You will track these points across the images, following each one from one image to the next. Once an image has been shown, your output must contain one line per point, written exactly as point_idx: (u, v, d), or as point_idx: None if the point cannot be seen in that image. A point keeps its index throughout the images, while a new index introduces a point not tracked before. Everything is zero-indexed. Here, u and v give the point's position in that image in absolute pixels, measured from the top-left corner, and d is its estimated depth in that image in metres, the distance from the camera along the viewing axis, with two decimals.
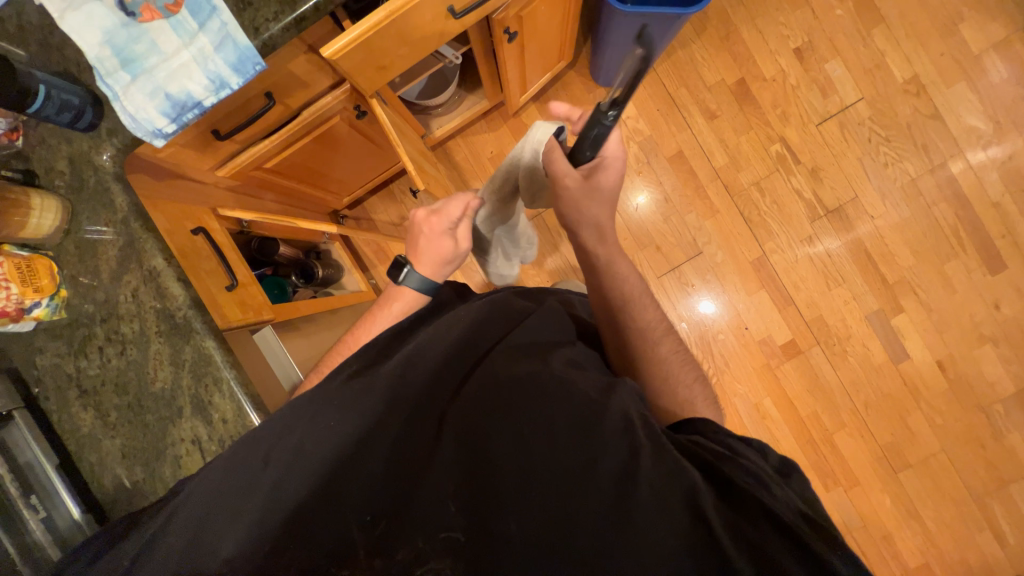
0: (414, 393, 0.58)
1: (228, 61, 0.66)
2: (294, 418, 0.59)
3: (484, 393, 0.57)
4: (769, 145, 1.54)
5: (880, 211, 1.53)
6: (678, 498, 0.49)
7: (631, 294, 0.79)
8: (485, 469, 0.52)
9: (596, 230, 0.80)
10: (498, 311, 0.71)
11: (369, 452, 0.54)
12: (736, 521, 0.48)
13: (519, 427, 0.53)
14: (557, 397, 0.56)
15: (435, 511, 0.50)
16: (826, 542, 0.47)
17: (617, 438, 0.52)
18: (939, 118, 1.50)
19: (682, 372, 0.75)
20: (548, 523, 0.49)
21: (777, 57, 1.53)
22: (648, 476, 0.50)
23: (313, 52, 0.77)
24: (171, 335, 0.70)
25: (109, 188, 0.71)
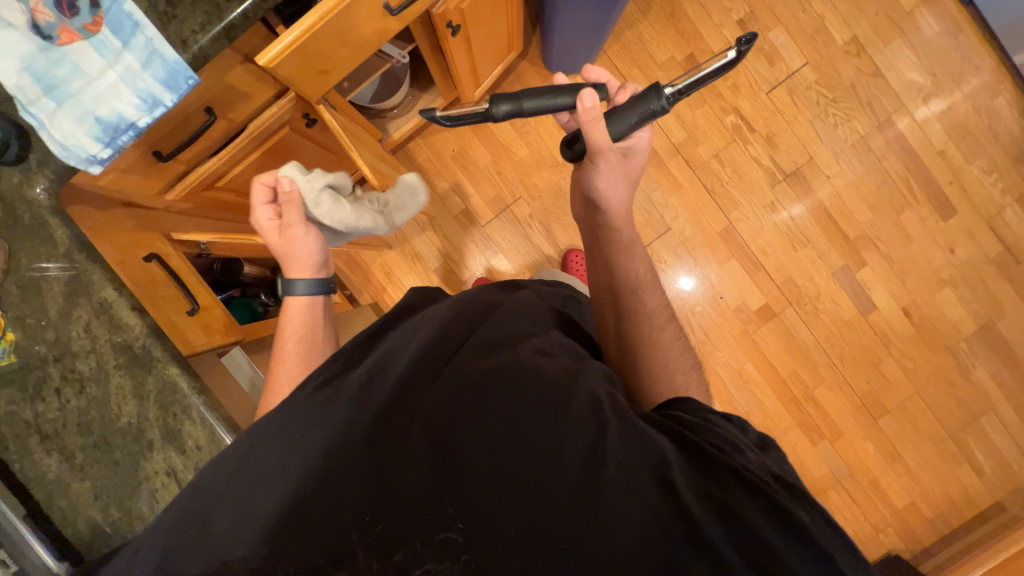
0: (384, 395, 0.58)
1: (158, 78, 0.64)
2: (264, 433, 0.57)
3: (454, 389, 0.57)
4: (724, 116, 1.57)
5: (835, 170, 1.58)
6: (648, 472, 0.50)
7: (638, 280, 0.83)
8: (458, 464, 0.52)
9: (621, 215, 0.84)
10: (467, 307, 0.70)
11: (343, 460, 0.53)
12: (709, 489, 0.50)
13: (490, 419, 0.54)
14: (524, 385, 0.57)
15: (412, 509, 0.50)
16: (794, 496, 0.50)
17: (585, 419, 0.54)
18: (880, 76, 1.56)
19: (680, 359, 0.78)
20: (525, 508, 0.50)
21: (722, 29, 1.56)
22: (617, 451, 0.51)
23: (249, 61, 0.75)
24: (131, 367, 0.68)
25: (47, 223, 0.68)
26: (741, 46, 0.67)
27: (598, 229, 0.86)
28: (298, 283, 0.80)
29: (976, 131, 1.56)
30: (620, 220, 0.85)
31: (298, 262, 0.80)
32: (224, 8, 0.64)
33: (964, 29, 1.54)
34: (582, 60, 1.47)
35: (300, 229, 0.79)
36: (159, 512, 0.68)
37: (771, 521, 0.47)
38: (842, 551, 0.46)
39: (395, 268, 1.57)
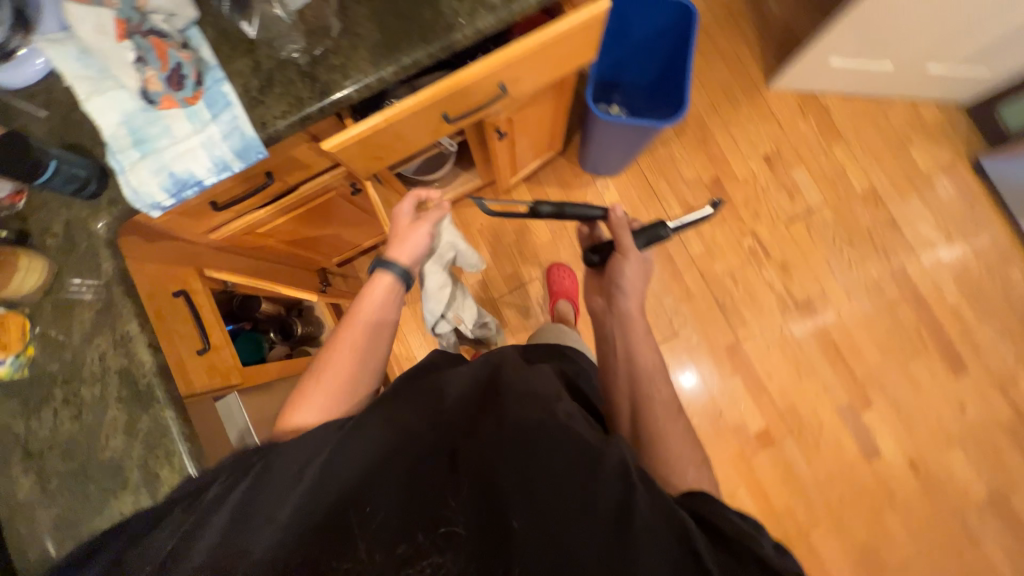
0: (421, 426, 0.60)
1: (233, 148, 0.72)
2: (310, 443, 0.61)
3: (489, 432, 0.59)
4: (742, 238, 1.64)
5: (847, 307, 1.60)
6: (668, 540, 0.51)
7: (652, 368, 0.86)
8: (487, 507, 0.54)
9: (638, 304, 0.95)
10: (506, 363, 0.74)
11: (374, 483, 0.56)
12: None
13: (518, 466, 0.56)
14: (558, 437, 0.58)
15: (431, 533, 0.53)
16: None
17: (614, 481, 0.54)
18: (896, 226, 1.63)
19: (682, 448, 0.76)
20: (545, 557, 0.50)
21: (748, 160, 1.67)
22: (641, 519, 0.51)
23: (315, 141, 0.84)
24: (131, 402, 0.70)
25: (98, 253, 0.73)
26: (716, 206, 1.03)
27: (617, 316, 0.94)
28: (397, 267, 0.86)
29: (990, 294, 1.59)
30: (637, 317, 0.93)
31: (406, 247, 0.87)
32: (305, 102, 0.73)
33: (980, 198, 1.63)
34: (614, 166, 1.58)
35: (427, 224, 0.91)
36: None
37: None
38: None
39: (404, 324, 1.60)
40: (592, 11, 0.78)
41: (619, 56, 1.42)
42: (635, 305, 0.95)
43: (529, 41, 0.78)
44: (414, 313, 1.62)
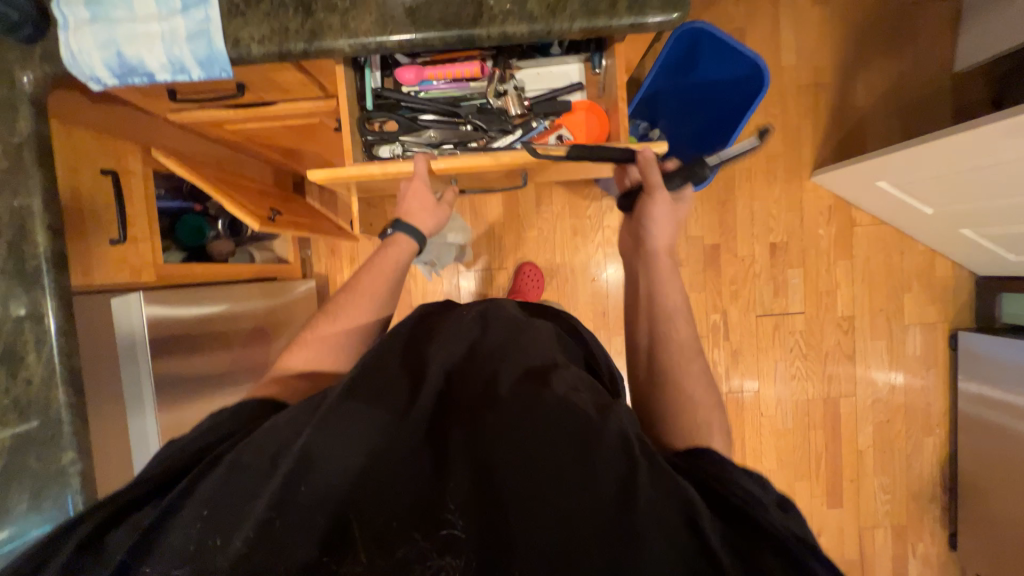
0: (385, 394, 0.52)
1: (195, 55, 0.64)
2: (280, 425, 0.52)
3: (474, 406, 0.51)
4: (711, 312, 1.63)
5: (770, 412, 1.65)
6: (680, 517, 0.42)
7: (672, 307, 0.76)
8: (480, 474, 0.47)
9: (664, 247, 0.83)
10: (499, 320, 0.66)
11: (324, 446, 0.47)
12: (746, 551, 0.42)
13: (506, 438, 0.48)
14: (548, 402, 0.50)
15: (432, 513, 0.45)
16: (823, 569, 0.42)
17: (617, 453, 0.46)
18: (852, 360, 1.65)
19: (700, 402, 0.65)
20: (545, 538, 0.43)
21: (754, 241, 1.62)
22: (647, 495, 0.43)
23: (301, 70, 0.76)
24: (10, 280, 0.66)
25: (18, 107, 0.66)
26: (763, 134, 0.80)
27: (644, 258, 0.83)
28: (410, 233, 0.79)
29: (897, 452, 1.66)
30: (666, 254, 0.82)
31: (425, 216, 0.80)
32: (289, 36, 0.63)
33: (938, 365, 1.64)
34: None
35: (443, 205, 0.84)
36: None
37: None
38: None
39: None
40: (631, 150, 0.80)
41: (677, 88, 1.30)
42: (663, 242, 0.82)
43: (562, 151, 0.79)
44: None
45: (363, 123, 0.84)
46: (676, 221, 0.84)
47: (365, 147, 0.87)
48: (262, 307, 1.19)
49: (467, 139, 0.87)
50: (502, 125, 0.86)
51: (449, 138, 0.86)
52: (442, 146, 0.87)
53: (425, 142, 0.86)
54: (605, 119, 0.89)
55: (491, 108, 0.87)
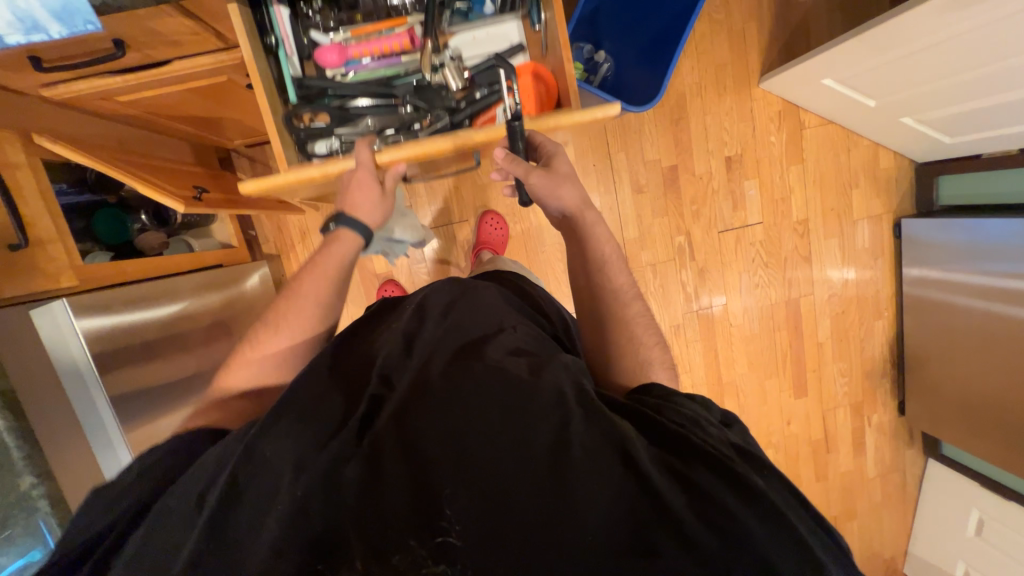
0: (315, 417, 0.56)
1: (45, 4, 0.53)
2: (230, 460, 0.54)
3: (406, 400, 0.56)
4: (675, 235, 1.65)
5: (738, 321, 1.74)
6: (611, 452, 0.50)
7: (604, 258, 0.83)
8: (432, 462, 0.51)
9: (579, 200, 0.83)
10: (426, 312, 0.71)
11: (256, 476, 0.52)
12: (669, 461, 0.51)
13: (445, 424, 0.53)
14: (479, 380, 0.56)
15: (400, 518, 0.49)
16: (751, 467, 0.52)
17: (552, 409, 0.53)
18: (808, 260, 1.73)
19: (644, 335, 0.78)
20: (500, 504, 0.48)
21: (710, 158, 1.62)
22: (582, 441, 0.51)
23: (187, 16, 0.66)
24: None
25: None
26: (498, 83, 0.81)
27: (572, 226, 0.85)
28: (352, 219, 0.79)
29: (852, 339, 1.80)
30: (580, 206, 0.83)
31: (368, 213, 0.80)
32: None
33: (885, 254, 1.75)
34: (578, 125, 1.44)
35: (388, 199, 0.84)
36: None
37: (724, 486, 0.48)
38: (772, 487, 0.50)
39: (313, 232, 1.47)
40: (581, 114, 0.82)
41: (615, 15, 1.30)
42: (574, 198, 0.82)
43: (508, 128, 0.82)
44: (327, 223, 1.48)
45: (295, 119, 0.85)
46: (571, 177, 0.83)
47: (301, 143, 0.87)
48: (218, 297, 1.13)
49: (408, 121, 0.87)
50: (441, 103, 0.87)
51: (388, 123, 0.87)
52: (384, 132, 0.88)
53: (361, 130, 0.86)
54: (550, 82, 0.91)
55: (427, 86, 0.88)
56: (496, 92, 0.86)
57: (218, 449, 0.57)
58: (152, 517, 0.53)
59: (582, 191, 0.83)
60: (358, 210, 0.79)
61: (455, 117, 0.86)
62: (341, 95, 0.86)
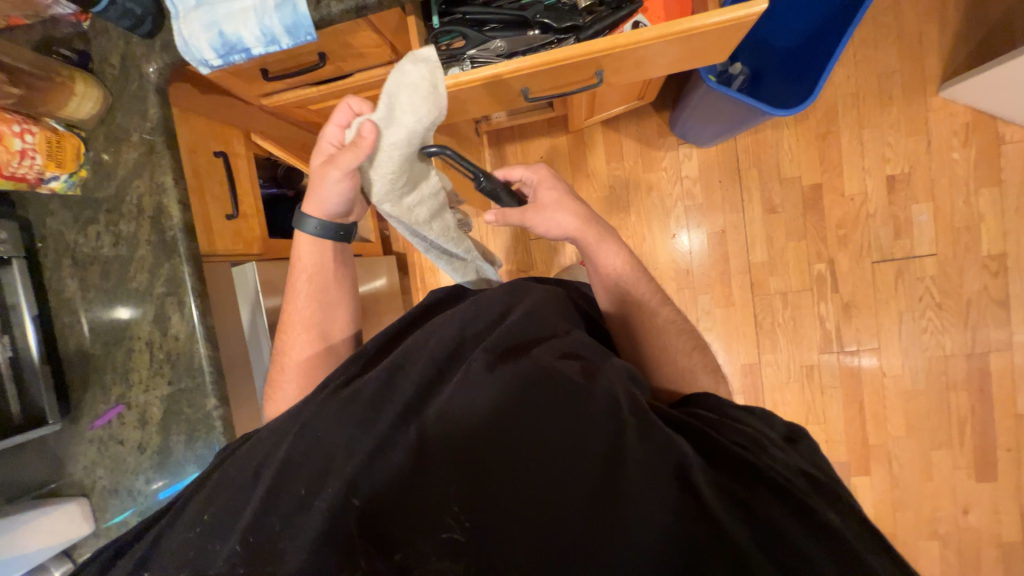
0: (364, 397, 0.55)
1: (283, 22, 0.68)
2: (290, 434, 0.54)
3: (457, 389, 0.53)
4: (815, 262, 1.44)
5: (894, 371, 1.44)
6: (668, 471, 0.45)
7: (620, 272, 0.80)
8: (476, 453, 0.48)
9: (577, 218, 0.79)
10: (485, 309, 0.65)
11: (312, 450, 0.51)
12: (732, 488, 0.45)
13: (491, 418, 0.49)
14: (530, 378, 0.52)
15: (438, 508, 0.45)
16: (824, 498, 0.46)
17: (602, 417, 0.49)
18: (1005, 306, 1.37)
19: (679, 340, 0.76)
20: (543, 509, 0.45)
21: (866, 176, 1.40)
22: (635, 454, 0.46)
23: (373, 30, 0.79)
24: (158, 248, 0.78)
25: (147, 98, 0.76)
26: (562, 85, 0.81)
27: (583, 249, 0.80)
28: (312, 222, 0.73)
29: None
30: (581, 227, 0.79)
31: (316, 199, 0.70)
32: None
33: None
34: (705, 139, 1.36)
35: (335, 174, 0.64)
36: (127, 367, 0.80)
37: (794, 519, 0.42)
38: (851, 527, 0.43)
39: None
40: (738, 14, 0.64)
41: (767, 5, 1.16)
42: (574, 221, 0.78)
43: (647, 33, 0.66)
44: None
45: (431, 44, 0.76)
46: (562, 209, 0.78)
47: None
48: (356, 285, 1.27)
49: (540, 45, 0.74)
50: (575, 20, 0.73)
51: (518, 47, 0.75)
52: (512, 58, 0.75)
53: (492, 54, 0.75)
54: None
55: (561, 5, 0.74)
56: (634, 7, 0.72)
57: (281, 421, 0.59)
58: (221, 479, 0.54)
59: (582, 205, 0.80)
60: (310, 199, 0.70)
61: (586, 34, 0.73)
62: (475, 20, 0.76)
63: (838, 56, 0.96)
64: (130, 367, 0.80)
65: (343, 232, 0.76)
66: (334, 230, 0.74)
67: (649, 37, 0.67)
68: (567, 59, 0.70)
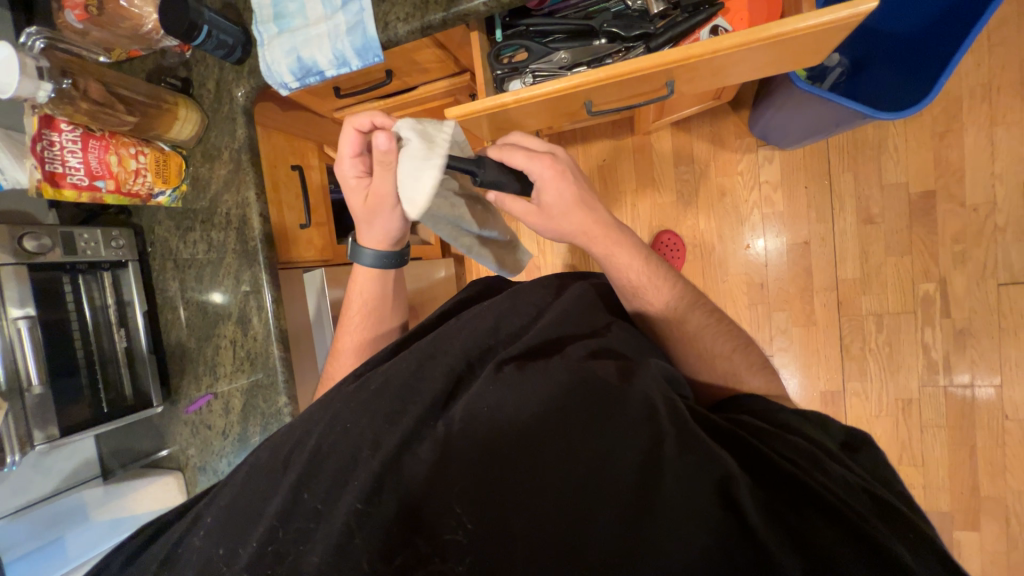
0: (389, 392, 0.53)
1: (354, 45, 0.70)
2: (315, 427, 0.54)
3: (484, 386, 0.51)
4: (921, 281, 1.25)
5: (1020, 413, 1.22)
6: (705, 486, 0.39)
7: (635, 282, 0.66)
8: (499, 451, 0.44)
9: (583, 229, 0.65)
10: (522, 306, 0.65)
11: (339, 443, 0.50)
12: (776, 507, 0.39)
13: (513, 418, 0.46)
14: (559, 380, 0.48)
15: (454, 504, 0.43)
16: (883, 523, 0.38)
17: (637, 423, 0.44)
18: None
19: (715, 342, 0.64)
20: (559, 516, 0.41)
21: (997, 182, 1.18)
22: (671, 466, 0.41)
23: (436, 45, 0.79)
24: (242, 255, 0.86)
25: (236, 119, 0.82)
26: (624, 102, 0.78)
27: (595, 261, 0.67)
28: (365, 253, 0.71)
29: None
30: (588, 235, 0.65)
31: (369, 233, 0.68)
32: (429, 8, 0.66)
33: None
34: (790, 140, 1.22)
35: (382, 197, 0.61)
36: (214, 361, 0.89)
37: (851, 551, 0.36)
38: (925, 564, 0.35)
39: None
40: (841, 16, 0.56)
41: None
42: (579, 233, 0.65)
43: (728, 40, 0.60)
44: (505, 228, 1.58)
45: (493, 58, 0.76)
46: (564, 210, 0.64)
47: (495, 85, 0.78)
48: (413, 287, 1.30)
49: (605, 56, 0.71)
50: (645, 27, 0.69)
51: (583, 58, 0.72)
52: (575, 70, 0.73)
53: (554, 66, 0.73)
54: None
55: (630, 12, 0.70)
56: (711, 11, 0.66)
57: (303, 415, 0.59)
58: (253, 464, 0.55)
59: (593, 216, 0.64)
60: (364, 231, 0.69)
61: (656, 43, 0.68)
62: (538, 31, 0.74)
63: (967, 49, 0.80)
64: (217, 360, 0.89)
65: (398, 260, 0.73)
66: (391, 259, 0.72)
67: (729, 45, 0.60)
68: (635, 72, 0.65)
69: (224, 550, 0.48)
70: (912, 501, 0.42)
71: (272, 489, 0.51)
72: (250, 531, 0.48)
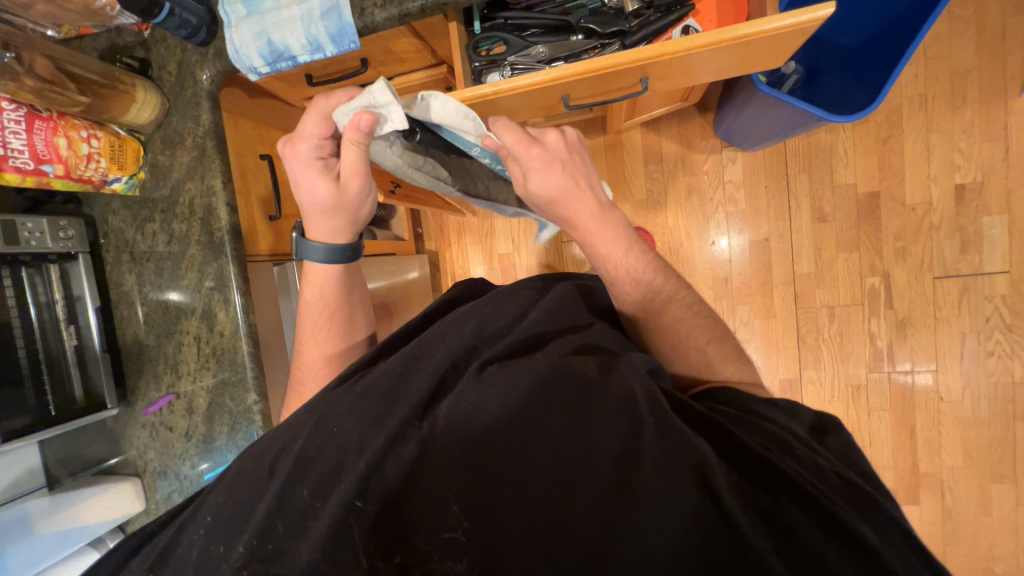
0: (376, 395, 0.53)
1: (328, 30, 0.69)
2: (302, 428, 0.53)
3: (467, 385, 0.51)
4: (868, 275, 1.35)
5: (953, 395, 1.34)
6: (683, 473, 0.41)
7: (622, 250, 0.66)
8: (483, 449, 0.44)
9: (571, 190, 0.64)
10: (505, 307, 0.64)
11: (325, 445, 0.49)
12: (750, 492, 0.41)
13: (497, 416, 0.46)
14: (539, 373, 0.49)
15: (441, 504, 0.43)
16: (850, 506, 0.40)
17: (617, 416, 0.45)
18: None
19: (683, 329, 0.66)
20: (544, 511, 0.41)
21: (931, 184, 1.30)
22: (651, 455, 0.42)
23: (413, 34, 0.79)
24: (207, 248, 0.82)
25: (200, 103, 0.79)
26: (599, 98, 0.81)
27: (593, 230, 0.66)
28: (317, 246, 0.68)
29: None
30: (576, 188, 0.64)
31: (325, 222, 0.65)
32: None
33: None
34: (750, 141, 1.28)
35: (349, 173, 0.60)
36: (176, 359, 0.85)
37: (820, 533, 0.38)
38: (888, 547, 0.38)
39: (467, 234, 1.59)
40: (799, 20, 0.60)
41: None
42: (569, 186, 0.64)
43: (697, 39, 0.63)
44: (479, 225, 1.57)
45: (471, 50, 0.76)
46: (561, 193, 0.63)
47: (473, 77, 0.78)
48: (386, 282, 1.28)
49: (581, 51, 0.73)
50: (619, 25, 0.71)
51: (560, 53, 0.73)
52: (551, 64, 0.74)
53: (532, 60, 0.74)
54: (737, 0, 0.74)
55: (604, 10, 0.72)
56: (681, 12, 0.70)
57: (287, 420, 0.57)
58: (237, 470, 0.53)
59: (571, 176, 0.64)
60: (320, 220, 0.65)
61: (630, 40, 0.70)
62: (515, 25, 0.75)
63: (906, 60, 0.86)
64: (179, 358, 0.85)
65: (353, 255, 0.70)
66: (343, 254, 0.69)
67: (697, 44, 0.63)
68: (609, 67, 0.67)
69: (209, 562, 0.46)
70: (872, 477, 0.45)
71: (257, 496, 0.49)
72: (236, 539, 0.46)
